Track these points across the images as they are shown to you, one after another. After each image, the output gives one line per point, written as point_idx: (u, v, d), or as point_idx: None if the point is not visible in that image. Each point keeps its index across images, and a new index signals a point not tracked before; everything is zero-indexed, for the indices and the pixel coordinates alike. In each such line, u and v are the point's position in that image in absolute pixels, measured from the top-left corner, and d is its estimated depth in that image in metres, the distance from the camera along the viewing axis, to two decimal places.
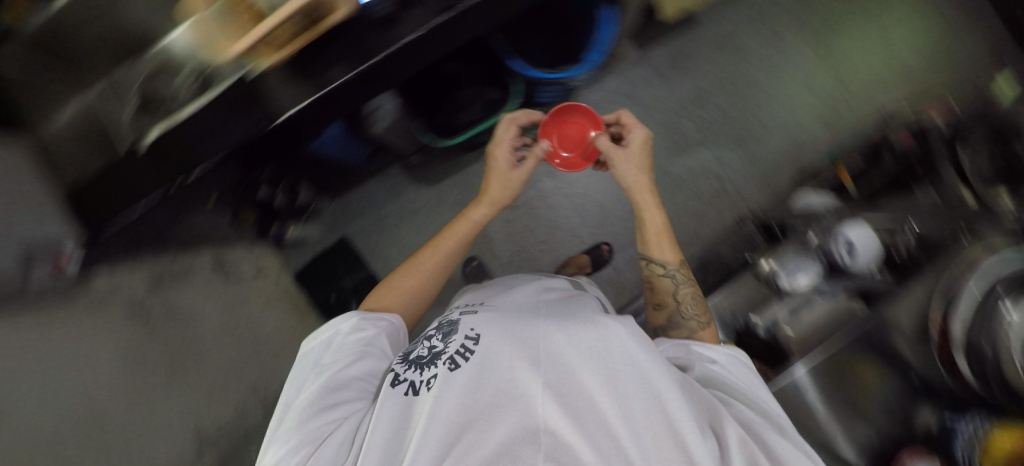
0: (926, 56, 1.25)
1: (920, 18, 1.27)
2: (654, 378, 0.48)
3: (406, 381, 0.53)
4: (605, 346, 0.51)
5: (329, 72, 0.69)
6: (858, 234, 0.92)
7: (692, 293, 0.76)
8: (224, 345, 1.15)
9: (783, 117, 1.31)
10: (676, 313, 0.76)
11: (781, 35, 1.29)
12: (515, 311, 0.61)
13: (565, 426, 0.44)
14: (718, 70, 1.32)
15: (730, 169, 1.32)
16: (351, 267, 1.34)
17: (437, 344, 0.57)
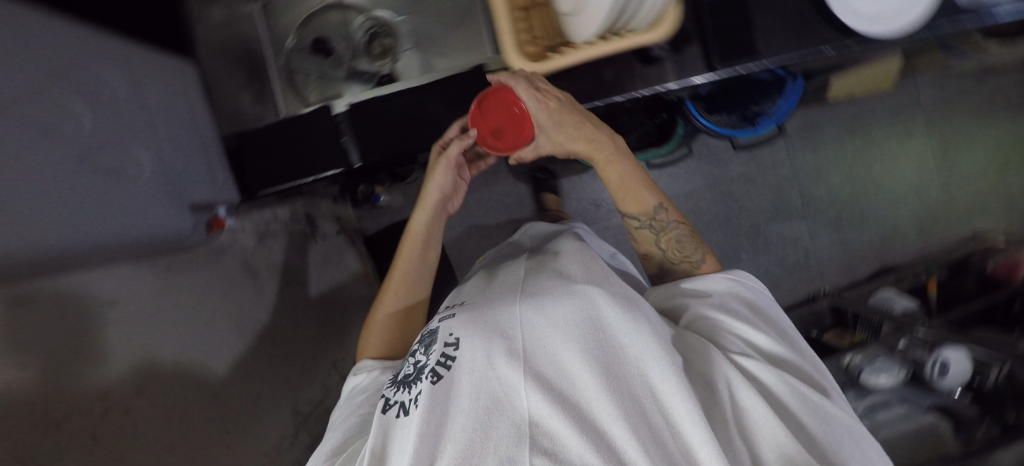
0: None
1: None
2: (642, 348, 0.47)
3: (396, 403, 0.51)
4: (571, 313, 0.50)
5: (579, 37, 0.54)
6: (956, 358, 0.94)
7: (673, 236, 0.69)
8: (273, 349, 0.89)
9: (886, 209, 1.34)
10: (664, 260, 0.71)
11: (908, 147, 1.33)
12: (499, 303, 0.57)
13: (561, 434, 0.42)
14: (843, 159, 1.34)
15: (817, 244, 1.36)
16: None
17: (420, 358, 0.55)
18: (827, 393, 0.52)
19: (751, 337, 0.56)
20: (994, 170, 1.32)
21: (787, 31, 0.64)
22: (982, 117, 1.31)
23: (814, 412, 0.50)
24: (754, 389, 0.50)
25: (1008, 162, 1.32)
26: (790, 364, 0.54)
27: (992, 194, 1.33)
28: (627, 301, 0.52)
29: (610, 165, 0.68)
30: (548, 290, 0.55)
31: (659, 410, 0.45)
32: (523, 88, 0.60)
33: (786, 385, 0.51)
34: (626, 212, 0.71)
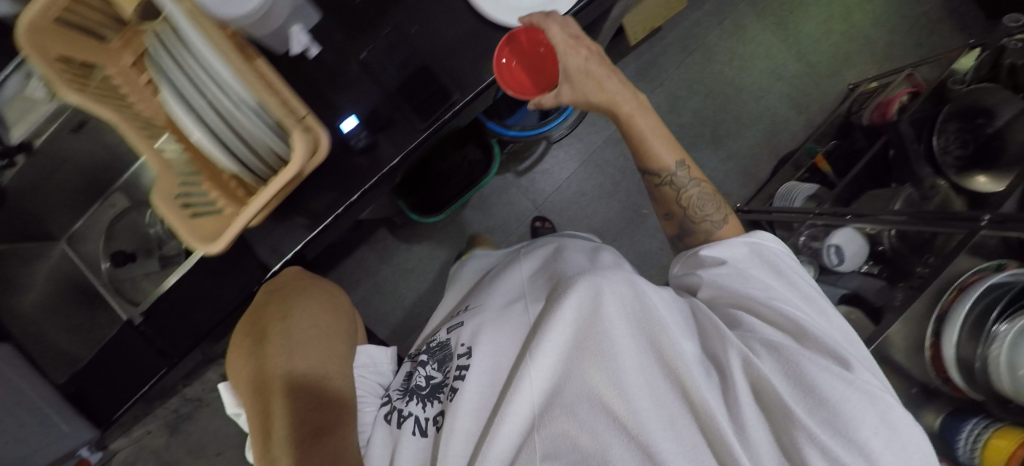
0: (882, 21, 1.29)
1: (889, 8, 1.29)
2: (655, 328, 0.43)
3: (412, 419, 0.58)
4: (571, 315, 0.46)
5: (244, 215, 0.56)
6: (841, 238, 0.92)
7: (690, 195, 0.63)
8: None
9: (756, 105, 1.31)
10: (686, 220, 0.64)
11: (748, 39, 1.29)
12: (506, 312, 0.59)
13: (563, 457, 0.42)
14: (693, 78, 1.30)
15: (708, 167, 1.32)
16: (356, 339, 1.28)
17: (432, 371, 0.62)
18: (839, 354, 0.40)
19: (762, 297, 0.46)
20: (838, 18, 1.29)
21: (466, 58, 0.64)
22: None
23: (822, 381, 0.38)
24: (767, 355, 0.41)
25: (848, 5, 1.29)
26: (797, 321, 0.43)
27: (847, 41, 1.29)
28: (627, 288, 0.46)
29: (633, 117, 0.63)
30: (557, 292, 0.51)
31: (657, 411, 0.40)
32: (577, 62, 0.60)
33: (799, 344, 0.42)
34: (648, 171, 0.66)
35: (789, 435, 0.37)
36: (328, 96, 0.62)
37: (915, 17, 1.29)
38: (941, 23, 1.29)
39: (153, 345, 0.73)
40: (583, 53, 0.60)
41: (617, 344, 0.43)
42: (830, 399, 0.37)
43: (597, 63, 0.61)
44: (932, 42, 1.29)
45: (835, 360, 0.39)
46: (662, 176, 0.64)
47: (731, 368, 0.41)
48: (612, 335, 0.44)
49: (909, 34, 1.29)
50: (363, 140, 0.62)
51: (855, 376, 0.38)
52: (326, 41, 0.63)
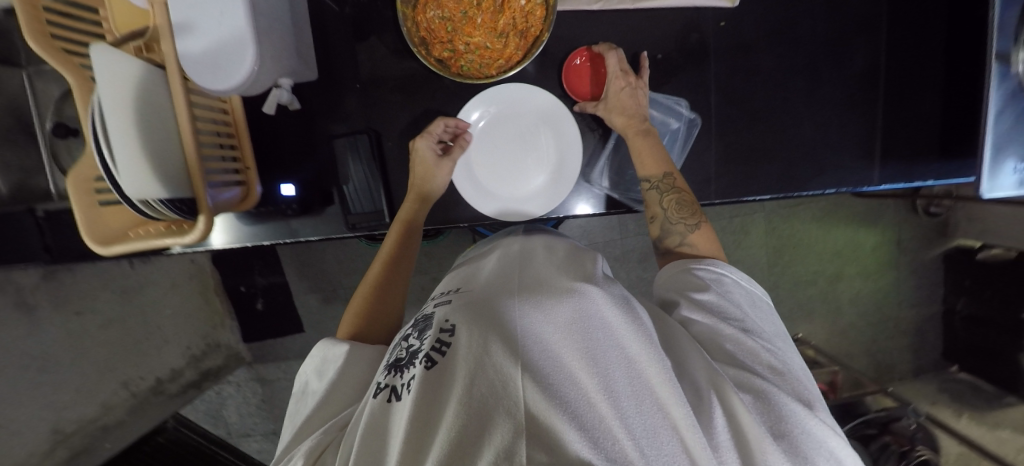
0: (859, 302, 1.32)
1: (873, 295, 1.32)
2: (642, 342, 0.41)
3: (388, 387, 0.43)
4: (560, 308, 0.42)
5: (118, 238, 0.55)
6: None
7: (675, 199, 0.57)
8: (95, 363, 1.08)
9: None
10: (665, 222, 0.58)
11: (745, 249, 1.28)
12: (496, 280, 0.52)
13: (557, 426, 0.33)
14: None
15: None
16: (266, 270, 1.44)
17: (413, 342, 0.47)
18: (808, 397, 0.42)
19: (743, 322, 0.48)
20: (829, 277, 1.31)
21: None
22: (826, 223, 1.27)
23: (799, 419, 0.39)
24: (764, 397, 0.40)
25: (844, 272, 1.31)
26: (769, 355, 0.45)
27: (822, 300, 1.32)
28: (621, 304, 0.45)
29: (640, 137, 0.59)
30: (544, 281, 0.48)
31: (669, 415, 0.37)
32: (622, 85, 0.58)
33: (783, 383, 0.43)
34: (643, 179, 0.59)
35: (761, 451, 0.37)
36: (287, 158, 0.65)
37: (887, 315, 1.33)
38: (902, 334, 1.34)
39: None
40: (625, 81, 0.57)
41: (615, 337, 0.41)
42: (799, 429, 0.39)
43: (636, 95, 0.58)
44: (883, 343, 1.34)
45: (799, 399, 0.42)
46: (651, 182, 0.58)
47: (730, 396, 0.40)
48: (611, 333, 0.41)
49: (872, 326, 1.34)
50: (292, 210, 0.65)
51: (816, 417, 0.40)
52: (314, 100, 0.65)
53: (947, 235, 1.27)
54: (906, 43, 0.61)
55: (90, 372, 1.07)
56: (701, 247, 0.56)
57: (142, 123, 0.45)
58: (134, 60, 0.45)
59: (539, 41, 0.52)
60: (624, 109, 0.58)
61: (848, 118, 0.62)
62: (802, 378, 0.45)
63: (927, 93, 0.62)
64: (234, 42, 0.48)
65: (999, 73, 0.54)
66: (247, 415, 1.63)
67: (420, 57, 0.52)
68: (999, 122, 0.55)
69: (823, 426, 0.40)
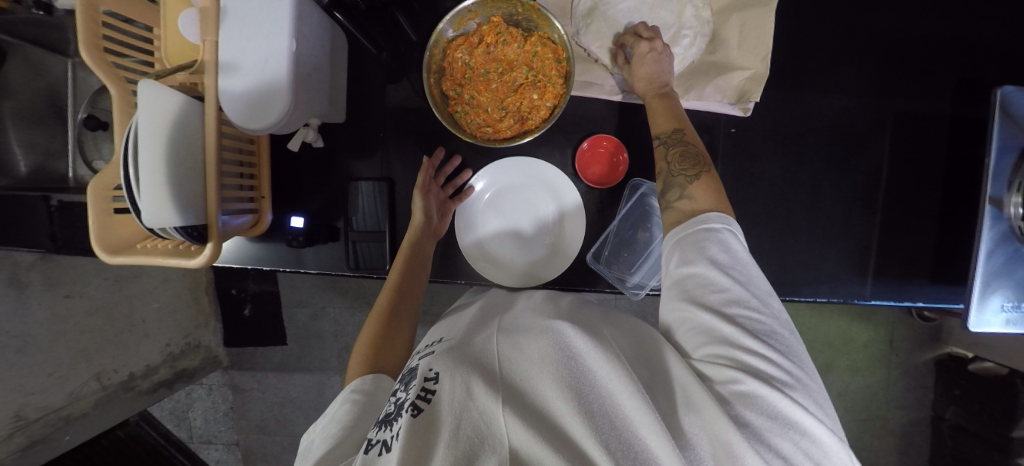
0: (847, 395, 1.31)
1: (862, 391, 1.31)
2: (610, 361, 0.44)
3: (380, 442, 0.42)
4: (537, 351, 0.46)
5: (120, 253, 0.56)
6: None
7: (680, 150, 0.56)
8: (75, 350, 1.07)
9: None
10: (668, 176, 0.56)
11: None
12: (483, 326, 0.54)
13: (539, 455, 0.37)
14: None
15: None
16: (262, 277, 1.46)
17: (400, 395, 0.46)
18: (780, 376, 0.43)
19: (730, 293, 0.46)
20: (819, 366, 1.30)
21: None
22: (819, 312, 1.29)
23: (763, 403, 0.41)
24: (737, 390, 0.42)
25: (834, 364, 1.30)
26: (746, 331, 0.45)
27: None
28: (591, 332, 0.48)
29: (658, 100, 0.57)
30: (523, 325, 0.51)
31: (643, 421, 0.39)
32: (646, 50, 0.56)
33: (758, 368, 0.43)
34: (654, 137, 0.58)
35: (725, 447, 0.38)
36: (302, 191, 0.67)
37: (874, 414, 1.31)
38: (888, 437, 1.31)
39: (48, 228, 0.76)
40: (650, 45, 0.56)
41: (585, 365, 0.44)
42: (766, 414, 0.41)
43: (661, 60, 0.57)
44: (868, 442, 1.32)
45: (771, 383, 0.42)
46: (659, 136, 0.57)
47: (700, 401, 0.41)
48: (584, 363, 0.45)
49: (859, 422, 1.32)
50: (297, 243, 0.64)
51: (787, 397, 0.42)
52: (340, 139, 0.67)
53: (940, 341, 1.28)
54: (906, 169, 0.64)
55: (67, 359, 1.05)
56: (703, 199, 0.52)
57: (173, 152, 0.47)
58: (178, 93, 0.48)
59: (527, 133, 0.53)
60: (647, 80, 0.57)
61: (844, 229, 0.65)
62: (778, 353, 0.44)
63: (923, 219, 0.64)
64: (266, 96, 0.51)
65: (992, 215, 0.57)
66: (213, 421, 1.59)
67: (434, 111, 0.53)
68: (989, 261, 0.57)
69: (792, 410, 0.41)
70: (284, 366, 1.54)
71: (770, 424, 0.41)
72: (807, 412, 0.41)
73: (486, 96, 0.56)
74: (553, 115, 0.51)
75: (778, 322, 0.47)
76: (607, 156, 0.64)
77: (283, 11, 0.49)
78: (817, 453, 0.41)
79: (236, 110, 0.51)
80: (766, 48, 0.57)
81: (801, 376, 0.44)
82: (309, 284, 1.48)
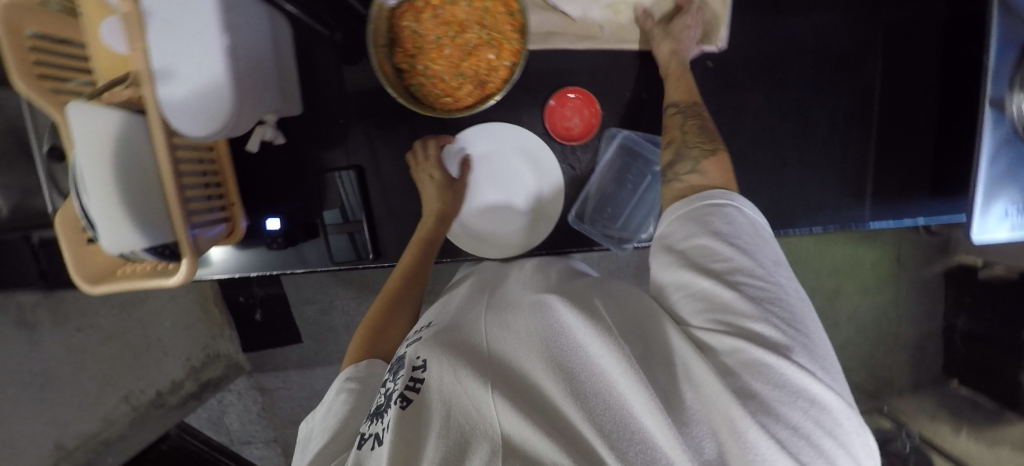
0: (857, 317, 1.31)
1: (872, 311, 1.31)
2: (600, 341, 0.43)
3: (371, 436, 0.43)
4: (527, 335, 0.46)
5: (101, 282, 0.55)
6: None
7: (698, 122, 0.55)
8: (97, 378, 1.10)
9: None
10: (681, 145, 0.54)
11: None
12: (476, 313, 0.54)
13: (530, 442, 0.37)
14: None
15: None
16: (267, 281, 1.46)
17: (389, 386, 0.47)
18: (788, 342, 0.40)
19: (733, 261, 0.44)
20: (827, 293, 1.30)
21: (403, 240, 0.68)
22: (824, 240, 1.27)
23: (769, 371, 0.38)
24: (739, 359, 0.39)
25: (843, 288, 1.30)
26: (751, 297, 0.42)
27: (821, 317, 1.31)
28: (582, 310, 0.48)
29: (681, 70, 0.56)
30: (514, 307, 0.51)
31: (636, 398, 0.39)
32: (686, 23, 0.56)
33: (764, 334, 0.40)
34: (670, 104, 0.56)
35: (722, 418, 0.37)
36: (273, 193, 0.66)
37: (885, 331, 1.32)
38: (902, 352, 1.33)
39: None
40: (691, 19, 0.56)
41: (575, 345, 0.45)
42: (772, 384, 0.38)
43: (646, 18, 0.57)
44: (881, 359, 1.34)
45: (778, 349, 0.39)
46: (679, 104, 0.55)
47: (698, 373, 0.40)
48: (574, 343, 0.45)
49: (870, 341, 1.33)
50: (278, 243, 0.65)
51: (795, 364, 0.38)
52: (302, 135, 0.65)
53: (950, 252, 1.26)
54: (897, 81, 0.60)
55: (92, 387, 1.08)
56: (714, 175, 0.51)
57: (121, 175, 0.45)
58: (116, 112, 0.46)
59: (488, 100, 0.50)
60: (671, 44, 0.56)
61: (834, 155, 0.62)
62: (788, 318, 0.41)
63: (917, 132, 0.61)
64: (211, 99, 0.48)
65: (992, 119, 0.54)
66: (248, 424, 1.65)
67: (389, 89, 0.50)
68: (991, 168, 0.55)
69: (802, 378, 0.38)
70: (304, 362, 1.59)
71: (776, 393, 0.37)
72: (820, 381, 0.38)
73: (440, 65, 0.53)
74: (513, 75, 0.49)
75: (792, 288, 0.44)
76: (576, 108, 0.61)
77: (206, 4, 0.46)
78: (829, 422, 0.37)
79: (183, 120, 0.49)
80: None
81: (814, 343, 0.40)
82: (313, 281, 1.50)
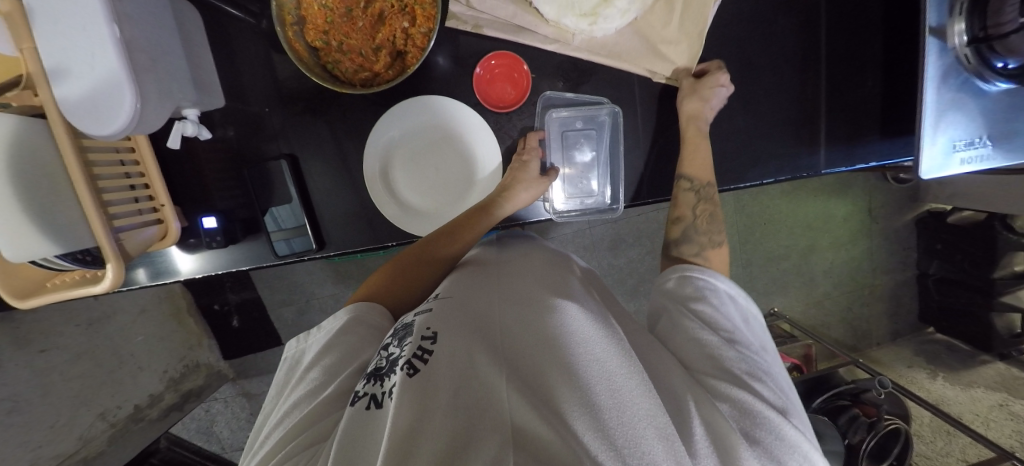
0: (833, 271, 1.32)
1: (848, 265, 1.32)
2: (620, 358, 0.42)
3: (367, 395, 0.41)
4: (541, 326, 0.44)
5: (30, 298, 0.53)
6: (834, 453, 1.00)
7: (708, 209, 0.59)
8: (71, 396, 1.05)
9: None
10: (689, 228, 0.59)
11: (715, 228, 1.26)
12: (481, 291, 0.51)
13: (545, 443, 0.34)
14: (640, 226, 1.33)
15: None
16: (239, 286, 1.46)
17: (392, 350, 0.44)
18: (781, 402, 0.43)
19: (733, 332, 0.48)
20: (802, 251, 1.30)
21: (352, 228, 0.66)
22: (796, 197, 1.27)
23: (771, 424, 0.41)
24: (742, 407, 0.41)
25: (817, 245, 1.30)
26: (756, 362, 0.46)
27: (797, 275, 1.32)
28: (599, 320, 0.47)
29: (694, 144, 0.59)
30: (527, 298, 0.49)
31: (655, 421, 0.37)
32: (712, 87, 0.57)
33: (762, 392, 0.43)
34: (684, 176, 0.59)
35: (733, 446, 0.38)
36: (209, 190, 0.63)
37: (860, 284, 1.33)
38: (878, 303, 1.34)
39: None
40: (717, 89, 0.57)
41: (597, 351, 0.42)
42: (772, 435, 0.40)
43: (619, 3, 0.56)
44: (858, 311, 1.35)
45: (775, 408, 0.42)
46: (694, 183, 0.58)
47: (704, 407, 0.41)
48: (593, 352, 0.42)
49: (848, 295, 1.34)
50: (217, 243, 0.63)
51: (791, 424, 0.41)
52: (232, 127, 0.62)
53: (917, 200, 1.28)
54: (844, 19, 0.58)
55: (65, 406, 1.04)
56: (716, 263, 0.57)
57: (18, 181, 0.43)
58: (7, 116, 0.43)
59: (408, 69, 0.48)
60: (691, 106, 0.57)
61: (783, 103, 0.61)
62: (779, 392, 0.44)
63: (866, 72, 0.60)
64: (100, 90, 0.44)
65: (936, 48, 0.52)
66: (238, 430, 1.64)
67: (304, 69, 0.48)
68: (938, 97, 0.53)
69: (796, 437, 0.41)
70: None
71: (773, 444, 0.40)
72: (806, 444, 0.41)
73: (356, 38, 0.51)
74: (429, 41, 0.47)
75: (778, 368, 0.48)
76: (503, 73, 0.59)
77: None
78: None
79: (82, 120, 0.45)
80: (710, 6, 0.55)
81: (800, 415, 0.44)
82: (291, 281, 1.49)
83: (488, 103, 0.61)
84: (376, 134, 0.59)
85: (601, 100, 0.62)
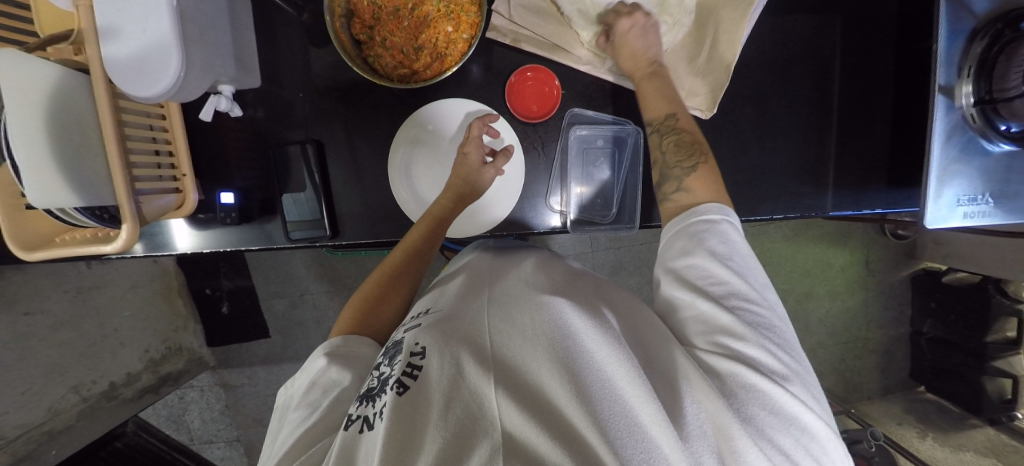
0: (827, 320, 1.33)
1: (842, 314, 1.33)
2: (607, 345, 0.41)
3: (360, 419, 0.41)
4: (530, 325, 0.43)
5: (37, 250, 0.52)
6: None
7: (675, 140, 0.57)
8: (48, 364, 1.02)
9: None
10: (664, 167, 0.57)
11: None
12: (472, 296, 0.51)
13: (534, 442, 0.35)
14: (642, 255, 1.34)
15: None
16: (233, 272, 1.45)
17: (384, 370, 0.45)
18: (781, 370, 0.43)
19: (732, 285, 0.46)
20: (798, 295, 1.31)
21: (364, 219, 0.66)
22: (796, 242, 1.29)
23: (766, 396, 0.41)
24: (738, 383, 0.41)
25: (813, 291, 1.31)
26: (754, 323, 0.44)
27: (792, 320, 1.32)
28: (587, 309, 0.46)
29: (648, 80, 0.59)
30: (515, 295, 0.48)
31: (643, 409, 0.36)
32: (628, 27, 0.57)
33: (760, 361, 0.43)
34: (647, 123, 0.59)
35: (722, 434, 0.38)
36: (229, 167, 0.64)
37: (854, 335, 1.34)
38: (870, 356, 1.34)
39: None
40: (631, 22, 0.57)
41: (583, 344, 0.41)
42: (768, 409, 0.40)
43: (646, 34, 0.58)
44: (850, 363, 1.35)
45: (771, 376, 0.42)
46: (654, 124, 0.58)
47: (699, 387, 0.40)
48: (579, 342, 0.41)
49: (841, 345, 1.34)
50: (231, 219, 0.63)
51: (787, 391, 0.41)
52: (262, 107, 0.64)
53: (913, 258, 1.30)
54: (855, 71, 0.62)
55: (40, 374, 1.00)
56: (701, 191, 0.53)
57: (55, 137, 0.43)
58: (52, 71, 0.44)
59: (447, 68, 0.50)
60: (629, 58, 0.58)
61: (794, 143, 0.63)
62: (778, 351, 0.44)
63: (875, 122, 0.62)
64: (149, 53, 0.46)
65: (944, 105, 0.55)
66: (210, 422, 1.58)
67: (347, 58, 0.49)
68: (942, 154, 0.56)
69: (795, 408, 0.41)
70: (271, 358, 1.55)
71: (771, 425, 0.40)
72: (805, 405, 0.41)
73: (399, 36, 0.53)
74: (470, 45, 0.50)
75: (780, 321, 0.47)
76: (535, 85, 0.61)
77: None
78: (815, 448, 0.41)
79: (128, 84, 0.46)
80: (735, 53, 0.57)
81: (801, 376, 0.43)
82: (287, 273, 1.48)
83: (519, 111, 0.62)
84: (409, 125, 0.61)
85: (624, 121, 0.66)
